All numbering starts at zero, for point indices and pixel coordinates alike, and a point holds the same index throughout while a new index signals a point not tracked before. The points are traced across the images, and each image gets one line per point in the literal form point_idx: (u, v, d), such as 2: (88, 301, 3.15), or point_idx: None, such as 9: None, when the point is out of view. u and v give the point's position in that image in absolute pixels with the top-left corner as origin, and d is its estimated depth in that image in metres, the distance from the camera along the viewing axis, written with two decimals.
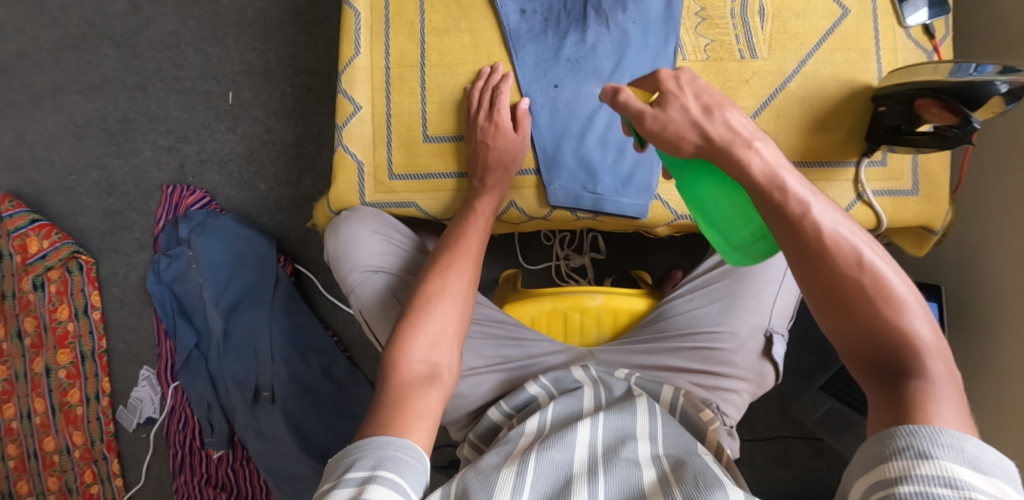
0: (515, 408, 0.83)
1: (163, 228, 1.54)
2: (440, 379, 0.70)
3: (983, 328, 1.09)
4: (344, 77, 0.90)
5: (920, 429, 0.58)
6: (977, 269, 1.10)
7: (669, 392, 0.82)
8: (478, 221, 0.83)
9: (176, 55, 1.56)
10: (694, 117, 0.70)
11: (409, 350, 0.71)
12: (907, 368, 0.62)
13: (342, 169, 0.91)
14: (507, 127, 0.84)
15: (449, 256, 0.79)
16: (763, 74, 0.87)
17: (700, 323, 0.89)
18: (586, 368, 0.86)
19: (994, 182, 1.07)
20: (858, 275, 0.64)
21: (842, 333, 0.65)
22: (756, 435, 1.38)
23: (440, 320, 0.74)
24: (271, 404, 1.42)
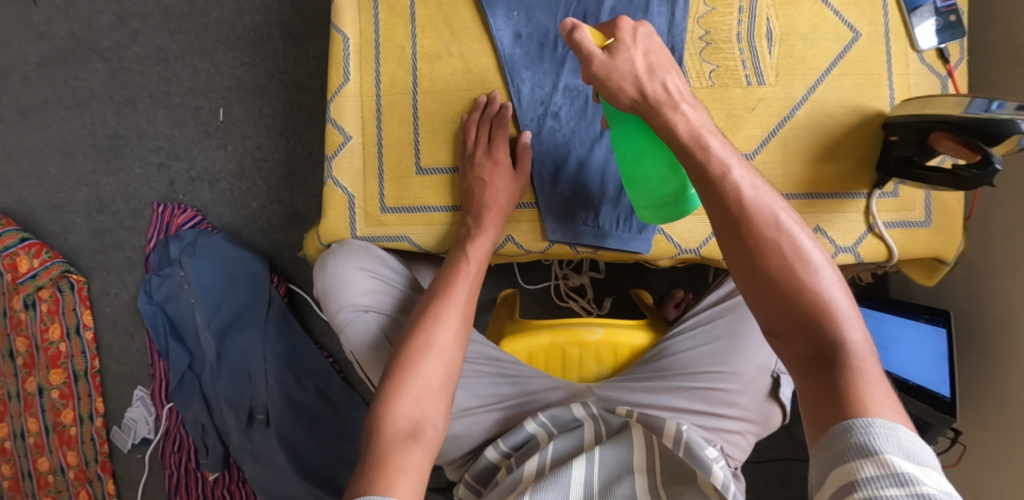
0: (512, 448, 0.81)
1: (154, 246, 1.50)
2: (423, 436, 0.69)
3: (992, 353, 1.06)
4: (332, 106, 0.86)
5: (858, 424, 0.57)
6: (986, 293, 1.07)
7: (672, 425, 0.78)
8: (469, 267, 0.80)
9: (165, 69, 1.52)
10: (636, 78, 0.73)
11: (392, 408, 0.69)
12: (825, 336, 0.62)
13: (331, 202, 0.87)
14: (505, 163, 0.81)
15: (437, 306, 0.77)
16: (770, 101, 0.83)
17: (702, 362, 0.86)
18: (587, 405, 0.83)
19: (1005, 204, 1.04)
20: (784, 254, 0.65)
21: (762, 305, 0.65)
22: (760, 455, 1.35)
23: (426, 375, 0.72)
24: (265, 426, 1.39)
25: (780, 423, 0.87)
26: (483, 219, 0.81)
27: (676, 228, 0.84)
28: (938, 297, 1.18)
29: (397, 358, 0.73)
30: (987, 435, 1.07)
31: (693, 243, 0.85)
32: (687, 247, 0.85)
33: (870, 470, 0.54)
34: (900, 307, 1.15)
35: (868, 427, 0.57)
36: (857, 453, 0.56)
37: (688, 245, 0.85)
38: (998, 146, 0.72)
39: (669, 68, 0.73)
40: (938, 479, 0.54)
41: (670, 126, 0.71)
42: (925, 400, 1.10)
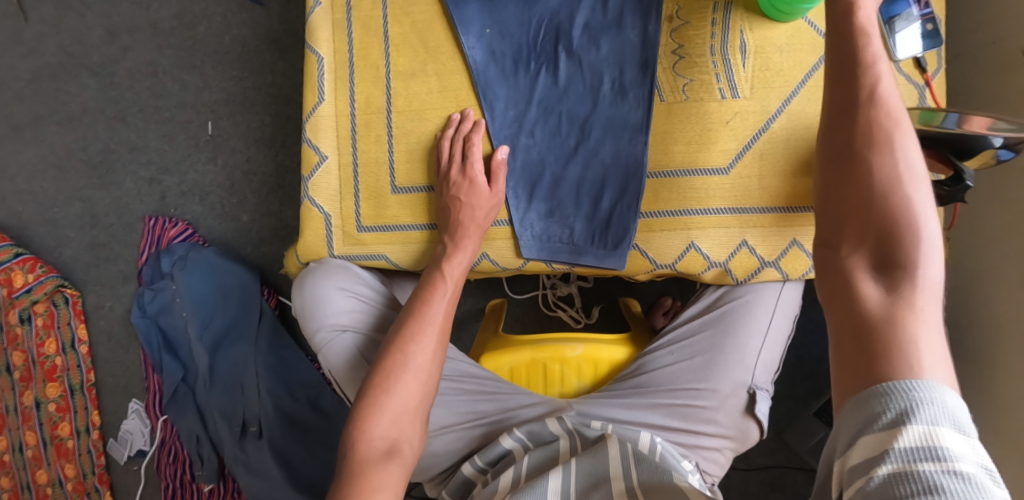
0: (489, 463, 0.81)
1: (146, 261, 1.51)
2: (399, 454, 0.73)
3: (981, 359, 1.05)
4: (309, 126, 0.87)
5: (898, 386, 0.54)
6: (973, 297, 1.06)
7: (647, 438, 0.79)
8: (445, 285, 0.80)
9: (154, 84, 1.53)
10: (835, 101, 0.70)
11: (369, 427, 0.73)
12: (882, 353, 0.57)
13: (309, 222, 0.87)
14: (481, 182, 0.81)
15: (415, 324, 0.78)
16: (745, 114, 0.80)
17: (679, 379, 0.86)
18: (563, 419, 0.83)
19: (993, 210, 1.04)
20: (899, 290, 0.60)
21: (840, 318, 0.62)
22: (752, 462, 1.35)
23: (403, 396, 0.75)
24: (258, 438, 1.40)
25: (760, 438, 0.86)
26: (461, 236, 0.81)
27: (652, 243, 0.83)
28: None
29: (374, 377, 0.76)
30: (978, 442, 1.06)
31: (669, 258, 0.84)
32: (661, 262, 0.84)
33: (907, 436, 0.51)
34: None
35: (912, 392, 0.54)
36: (896, 418, 0.53)
37: (663, 260, 0.84)
38: (972, 159, 0.73)
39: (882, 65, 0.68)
40: (979, 449, 0.51)
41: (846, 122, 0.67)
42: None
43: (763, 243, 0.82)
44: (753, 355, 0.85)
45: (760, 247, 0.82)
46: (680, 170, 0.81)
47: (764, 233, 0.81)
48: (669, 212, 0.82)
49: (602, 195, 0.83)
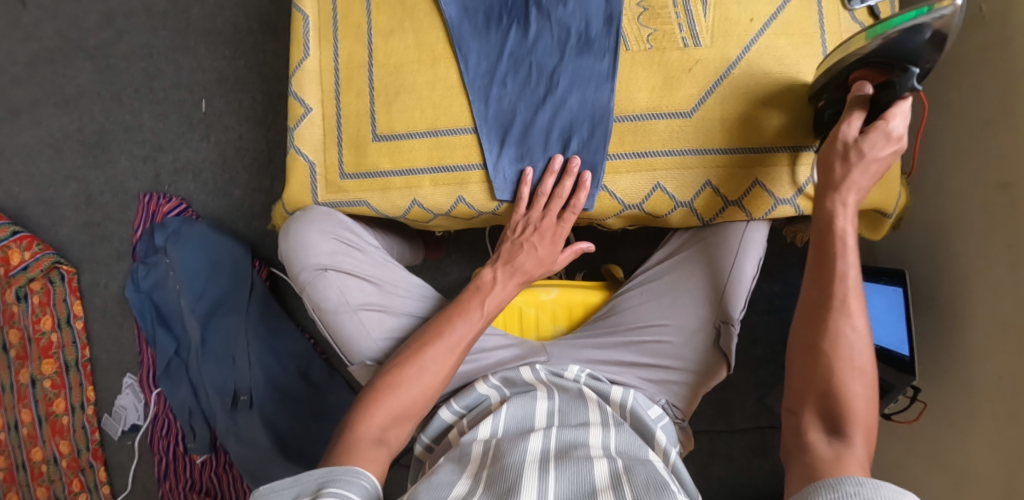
0: (466, 408, 0.85)
1: (140, 237, 1.55)
2: (387, 444, 0.81)
3: (951, 313, 1.10)
4: (294, 80, 0.94)
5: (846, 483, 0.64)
6: (946, 256, 1.12)
7: (619, 391, 0.84)
8: (478, 318, 0.89)
9: (149, 65, 1.57)
10: (878, 150, 0.79)
11: (358, 427, 0.80)
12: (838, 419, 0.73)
13: (295, 170, 0.95)
14: (558, 240, 0.91)
15: (431, 340, 0.87)
16: (706, 62, 0.86)
17: (647, 317, 0.93)
18: (535, 368, 0.87)
19: (958, 167, 1.08)
20: (840, 326, 0.76)
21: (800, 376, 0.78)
22: (734, 425, 1.38)
23: (395, 403, 0.83)
24: (248, 408, 1.43)
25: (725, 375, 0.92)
26: (515, 266, 0.92)
27: (619, 185, 0.89)
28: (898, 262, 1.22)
29: (385, 374, 0.85)
30: (948, 393, 1.11)
31: (636, 199, 0.90)
32: (628, 203, 0.90)
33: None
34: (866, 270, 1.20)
35: (877, 487, 0.62)
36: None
37: (630, 202, 0.90)
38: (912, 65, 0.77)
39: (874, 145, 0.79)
40: None
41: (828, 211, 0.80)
42: (888, 362, 1.14)
43: (726, 184, 0.88)
44: (718, 293, 0.91)
45: (722, 186, 0.88)
46: (646, 115, 0.87)
47: (726, 173, 0.88)
48: (635, 153, 0.87)
49: (571, 141, 0.88)
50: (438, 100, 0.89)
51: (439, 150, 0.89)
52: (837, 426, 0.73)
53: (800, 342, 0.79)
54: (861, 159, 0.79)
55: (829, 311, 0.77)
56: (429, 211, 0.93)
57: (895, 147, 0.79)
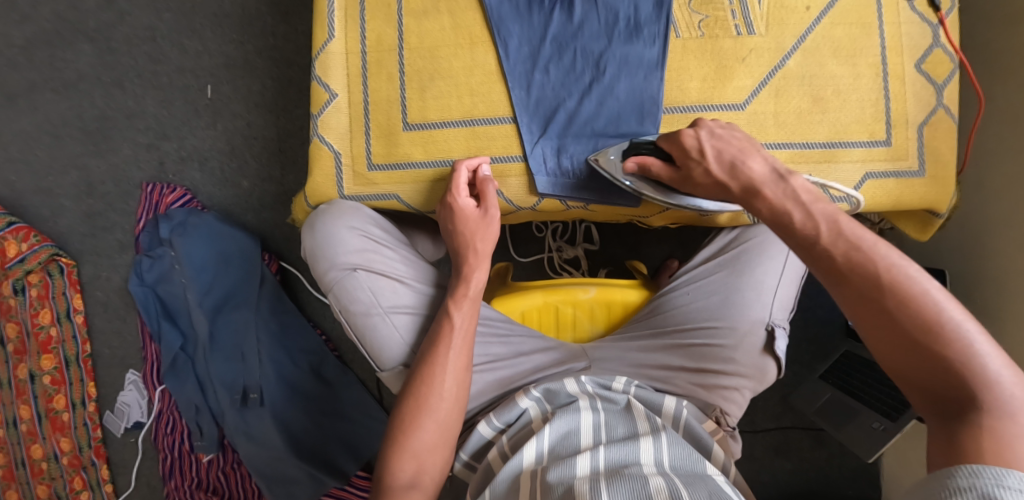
0: (507, 424, 0.82)
1: (143, 228, 1.49)
2: (421, 484, 0.78)
3: (987, 313, 1.04)
4: (318, 64, 0.92)
5: (984, 470, 0.54)
6: (980, 254, 1.06)
7: (672, 404, 0.81)
8: (455, 331, 0.84)
9: (152, 49, 1.51)
10: (773, 168, 0.75)
11: (394, 466, 0.78)
12: (971, 408, 0.59)
13: (319, 161, 0.93)
14: (461, 203, 0.87)
15: (437, 351, 0.83)
16: (760, 51, 0.87)
17: (697, 318, 0.90)
18: (581, 380, 0.83)
19: (999, 162, 1.02)
20: (928, 312, 0.61)
21: (901, 364, 0.63)
22: (757, 425, 1.32)
23: (425, 434, 0.79)
24: (259, 406, 1.38)
25: (776, 378, 0.90)
26: (474, 253, 0.87)
27: None
28: (931, 258, 1.17)
29: (403, 409, 0.81)
30: None
31: None
32: None
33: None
34: None
35: (978, 473, 0.54)
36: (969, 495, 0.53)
37: None
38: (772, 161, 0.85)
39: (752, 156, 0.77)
40: None
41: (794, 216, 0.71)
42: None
43: None
44: (770, 293, 0.89)
45: None
46: (697, 106, 0.88)
47: None
48: None
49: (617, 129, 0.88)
50: (476, 87, 0.89)
51: (476, 140, 0.90)
52: (985, 425, 0.57)
53: (902, 354, 0.62)
54: (778, 181, 0.74)
55: (896, 303, 0.63)
56: None
57: (765, 152, 0.78)
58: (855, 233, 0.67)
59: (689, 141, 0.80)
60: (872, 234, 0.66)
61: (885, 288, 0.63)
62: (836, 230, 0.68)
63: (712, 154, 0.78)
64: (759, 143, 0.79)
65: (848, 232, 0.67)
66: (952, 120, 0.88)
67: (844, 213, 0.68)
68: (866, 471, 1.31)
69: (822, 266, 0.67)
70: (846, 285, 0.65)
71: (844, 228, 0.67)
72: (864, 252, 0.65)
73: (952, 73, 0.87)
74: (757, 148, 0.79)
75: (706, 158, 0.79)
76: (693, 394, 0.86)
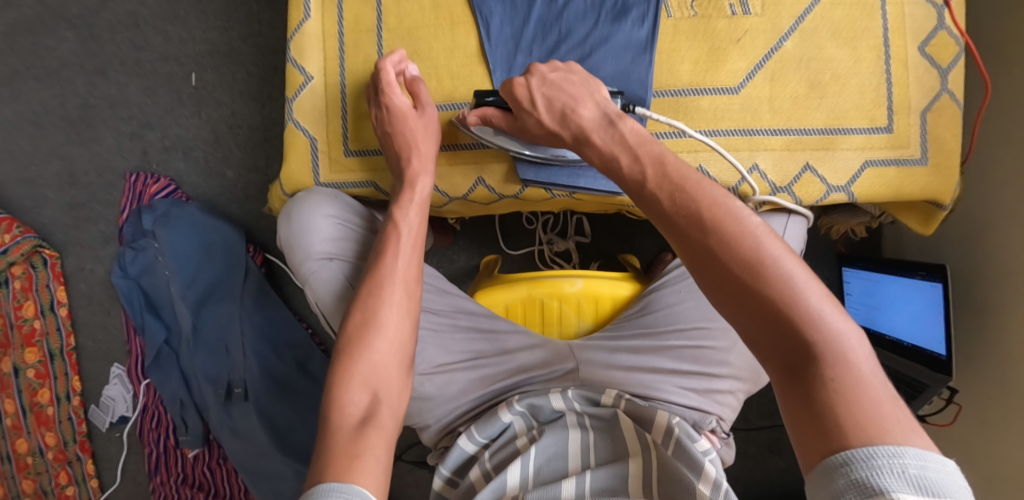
0: (490, 438, 0.80)
1: (127, 219, 1.45)
2: (376, 419, 0.69)
3: (988, 309, 1.00)
4: (293, 44, 0.88)
5: (856, 454, 0.49)
6: (983, 249, 1.02)
7: (663, 417, 0.76)
8: (404, 238, 0.82)
9: (135, 35, 1.47)
10: (605, 112, 0.73)
11: (342, 392, 0.71)
12: (811, 354, 0.55)
13: (293, 146, 0.90)
14: (399, 103, 0.83)
15: (376, 278, 0.79)
16: (755, 33, 0.83)
17: (689, 319, 0.87)
18: (566, 394, 0.80)
19: (1004, 153, 0.98)
20: (755, 252, 0.58)
21: (738, 316, 0.59)
22: (751, 423, 1.29)
23: (374, 359, 0.74)
24: (244, 401, 1.35)
25: (769, 378, 0.89)
26: (414, 183, 0.84)
27: None
28: (933, 252, 1.13)
29: (347, 337, 0.75)
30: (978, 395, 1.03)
31: None
32: None
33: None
34: (896, 266, 1.08)
35: (869, 461, 0.49)
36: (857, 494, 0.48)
37: None
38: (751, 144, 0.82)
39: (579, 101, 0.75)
40: None
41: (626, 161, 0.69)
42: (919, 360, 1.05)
43: (774, 169, 0.84)
44: None
45: (771, 171, 0.84)
46: (688, 90, 0.84)
47: (776, 158, 0.84)
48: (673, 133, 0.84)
49: None
50: (457, 69, 0.86)
51: (458, 126, 0.87)
52: (824, 377, 0.53)
53: (730, 304, 0.58)
54: (608, 127, 0.72)
55: (721, 247, 0.59)
56: (445, 195, 0.91)
57: (600, 96, 0.76)
58: (679, 174, 0.64)
59: (520, 91, 0.78)
60: (696, 174, 0.64)
61: (709, 235, 0.60)
62: (662, 173, 0.65)
63: (544, 103, 0.77)
64: (596, 86, 0.77)
65: (672, 173, 0.65)
66: (957, 106, 0.83)
67: (670, 152, 0.66)
68: None
69: (657, 219, 0.64)
70: (675, 230, 0.62)
71: (669, 170, 0.65)
72: (688, 193, 0.62)
73: (956, 59, 0.82)
74: (594, 93, 0.77)
75: (537, 108, 0.77)
76: (685, 399, 0.83)
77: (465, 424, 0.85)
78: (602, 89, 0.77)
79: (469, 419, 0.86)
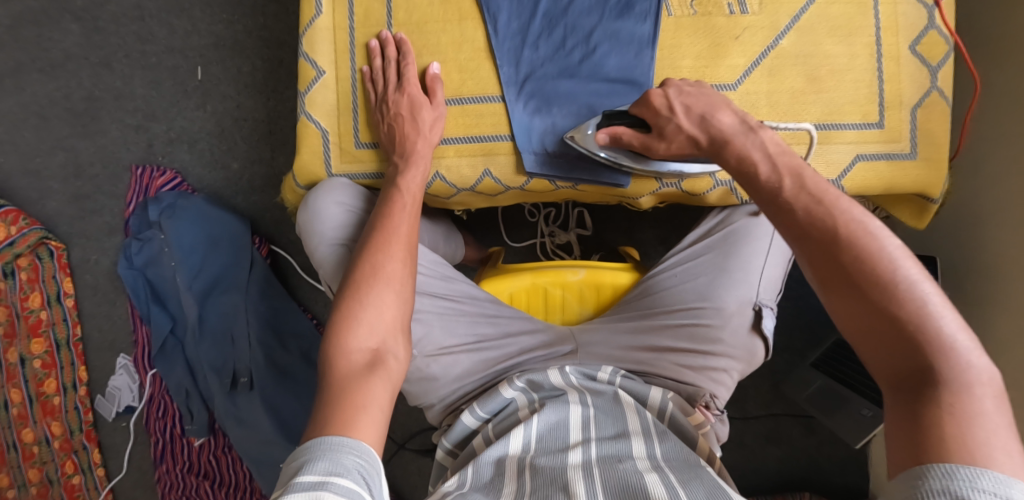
0: (490, 414, 0.82)
1: (133, 211, 1.47)
2: (382, 365, 0.71)
3: (979, 301, 1.03)
4: (305, 40, 0.92)
5: (957, 469, 0.50)
6: (973, 242, 1.04)
7: (657, 395, 0.80)
8: (405, 199, 0.84)
9: (140, 28, 1.48)
10: (745, 121, 0.74)
11: (347, 340, 0.71)
12: (930, 376, 0.55)
13: (306, 138, 0.93)
14: (416, 94, 0.87)
15: (381, 238, 0.80)
16: (753, 30, 0.85)
17: (687, 299, 0.88)
18: (564, 370, 0.83)
19: (993, 150, 1.00)
20: (890, 272, 0.58)
21: (857, 329, 0.59)
22: (747, 412, 1.32)
23: (381, 309, 0.75)
24: (249, 390, 1.37)
25: (764, 360, 0.89)
26: (412, 153, 0.86)
27: None
28: (926, 245, 1.15)
29: (349, 291, 0.76)
30: None
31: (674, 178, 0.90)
32: (667, 182, 0.90)
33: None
34: None
35: (973, 480, 0.49)
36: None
37: (669, 181, 0.90)
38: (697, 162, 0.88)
39: (719, 107, 0.76)
40: None
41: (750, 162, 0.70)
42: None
43: None
44: (758, 273, 0.88)
45: None
46: None
47: None
48: None
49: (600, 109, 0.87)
50: (465, 63, 0.89)
51: (465, 117, 0.90)
52: (942, 401, 0.53)
53: (858, 320, 0.59)
54: (748, 132, 0.72)
55: (852, 258, 0.60)
56: (452, 186, 0.92)
57: (736, 107, 0.76)
58: (818, 187, 0.65)
59: (658, 101, 0.79)
60: (835, 189, 0.64)
61: (840, 241, 0.61)
62: (801, 184, 0.65)
63: (681, 110, 0.78)
64: (727, 98, 0.78)
65: (807, 181, 0.66)
66: (945, 103, 0.86)
67: (807, 165, 0.67)
68: (855, 460, 1.29)
69: (782, 222, 0.65)
70: (808, 240, 0.63)
71: (808, 182, 0.65)
72: (825, 206, 0.63)
73: (946, 56, 0.85)
74: (726, 102, 0.77)
75: (677, 114, 0.78)
76: (680, 376, 0.85)
77: (468, 404, 0.87)
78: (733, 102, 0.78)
79: (473, 398, 0.88)
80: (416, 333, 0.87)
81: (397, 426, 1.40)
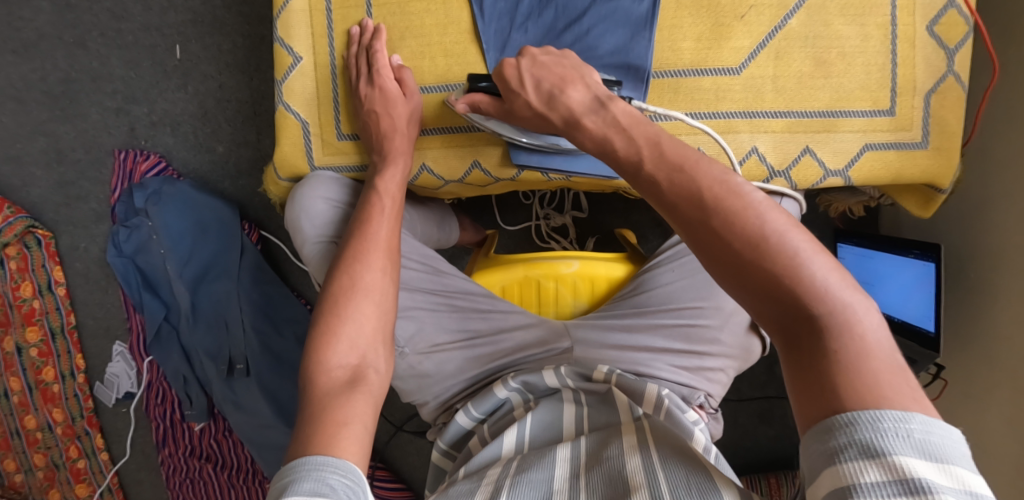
0: (485, 414, 0.80)
1: (118, 198, 1.43)
2: (363, 380, 0.70)
3: (982, 286, 0.99)
4: (279, 23, 0.86)
5: (859, 415, 0.47)
6: (978, 225, 1.00)
7: (654, 391, 0.76)
8: (384, 202, 0.81)
9: (114, 5, 1.41)
10: (594, 96, 0.71)
11: (327, 357, 0.70)
12: (821, 325, 0.52)
13: (285, 130, 0.89)
14: (391, 89, 0.82)
15: (358, 247, 0.78)
16: (761, 8, 0.80)
17: (683, 298, 0.86)
18: (559, 369, 0.78)
19: (1005, 130, 0.95)
20: (758, 228, 0.56)
21: (746, 296, 0.56)
22: (742, 394, 1.30)
23: (359, 322, 0.73)
24: (246, 376, 1.35)
25: (762, 356, 0.88)
26: (391, 151, 0.83)
27: None
28: (930, 225, 1.12)
29: (326, 305, 0.74)
30: (969, 367, 1.02)
31: None
32: None
33: (874, 476, 0.45)
34: (887, 242, 1.06)
35: (875, 422, 0.47)
36: (856, 453, 0.46)
37: None
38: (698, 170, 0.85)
39: (571, 82, 0.73)
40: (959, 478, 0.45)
41: (586, 125, 0.70)
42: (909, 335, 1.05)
43: (773, 151, 0.82)
44: None
45: (770, 154, 0.82)
46: (689, 69, 0.81)
47: (776, 140, 0.82)
48: (675, 114, 0.82)
49: None
50: (451, 46, 0.84)
51: (451, 106, 0.85)
52: (829, 350, 0.51)
53: (735, 281, 0.56)
54: (599, 111, 0.69)
55: (722, 222, 0.57)
56: (440, 178, 0.89)
57: (591, 79, 0.73)
58: (678, 154, 0.62)
59: (509, 71, 0.75)
60: (694, 152, 0.62)
61: (704, 201, 0.58)
62: (659, 153, 0.63)
63: (532, 85, 0.74)
64: (587, 71, 0.74)
65: (681, 152, 0.62)
66: (962, 88, 0.80)
67: (665, 134, 0.64)
68: None
69: (648, 194, 0.62)
70: (674, 211, 0.60)
71: (666, 151, 0.62)
72: (687, 172, 0.60)
73: (967, 37, 0.79)
74: (584, 76, 0.74)
75: (526, 89, 0.74)
76: (674, 377, 0.83)
77: (463, 403, 0.85)
78: (592, 74, 0.74)
79: (467, 397, 0.85)
80: (408, 331, 0.84)
81: (393, 409, 1.39)
